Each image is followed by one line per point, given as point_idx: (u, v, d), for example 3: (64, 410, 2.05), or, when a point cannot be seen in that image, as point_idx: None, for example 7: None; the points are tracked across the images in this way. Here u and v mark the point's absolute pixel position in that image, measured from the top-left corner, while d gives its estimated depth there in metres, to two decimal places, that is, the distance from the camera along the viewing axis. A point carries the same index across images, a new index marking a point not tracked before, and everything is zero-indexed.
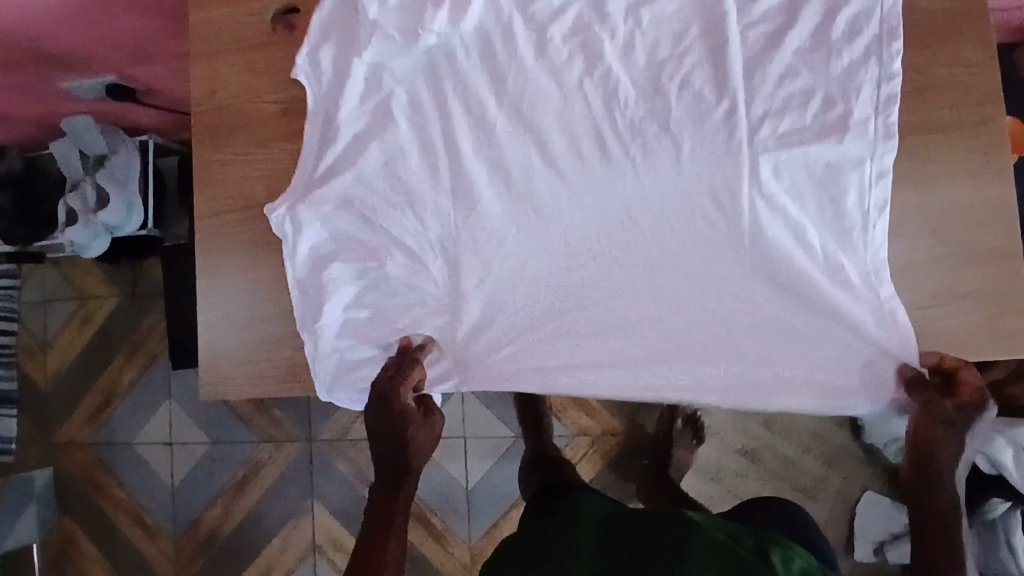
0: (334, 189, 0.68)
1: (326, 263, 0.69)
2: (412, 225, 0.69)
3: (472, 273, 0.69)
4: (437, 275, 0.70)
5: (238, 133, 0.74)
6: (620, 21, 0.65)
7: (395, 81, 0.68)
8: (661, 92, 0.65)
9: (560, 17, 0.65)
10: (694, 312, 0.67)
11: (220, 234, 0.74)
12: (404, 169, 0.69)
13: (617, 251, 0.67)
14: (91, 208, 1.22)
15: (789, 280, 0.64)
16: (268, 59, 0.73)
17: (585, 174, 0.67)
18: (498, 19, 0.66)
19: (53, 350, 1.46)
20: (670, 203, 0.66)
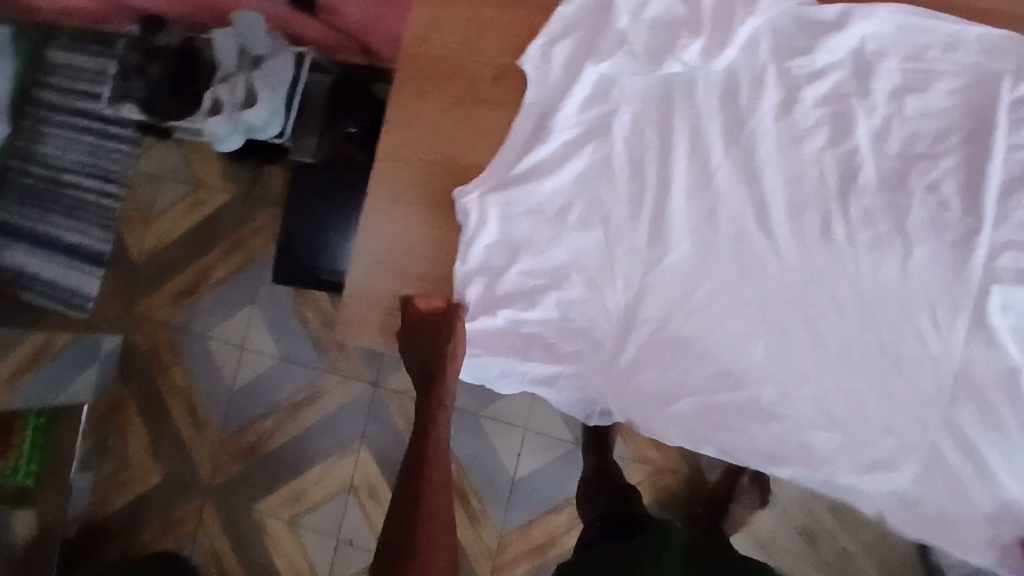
0: (537, 192, 0.64)
1: (503, 264, 0.65)
2: (596, 247, 0.63)
3: (648, 321, 0.62)
4: (609, 306, 0.63)
5: (447, 84, 0.72)
6: (882, 105, 0.60)
7: (625, 97, 0.64)
8: (906, 191, 0.59)
9: (819, 80, 0.61)
10: (875, 435, 0.61)
11: (399, 176, 0.72)
12: (610, 188, 0.63)
13: (813, 347, 0.60)
14: (238, 105, 1.21)
15: (983, 420, 0.59)
16: (496, 19, 0.71)
17: (798, 256, 0.60)
18: (752, 66, 0.62)
19: (155, 223, 1.48)
20: (884, 313, 0.59)
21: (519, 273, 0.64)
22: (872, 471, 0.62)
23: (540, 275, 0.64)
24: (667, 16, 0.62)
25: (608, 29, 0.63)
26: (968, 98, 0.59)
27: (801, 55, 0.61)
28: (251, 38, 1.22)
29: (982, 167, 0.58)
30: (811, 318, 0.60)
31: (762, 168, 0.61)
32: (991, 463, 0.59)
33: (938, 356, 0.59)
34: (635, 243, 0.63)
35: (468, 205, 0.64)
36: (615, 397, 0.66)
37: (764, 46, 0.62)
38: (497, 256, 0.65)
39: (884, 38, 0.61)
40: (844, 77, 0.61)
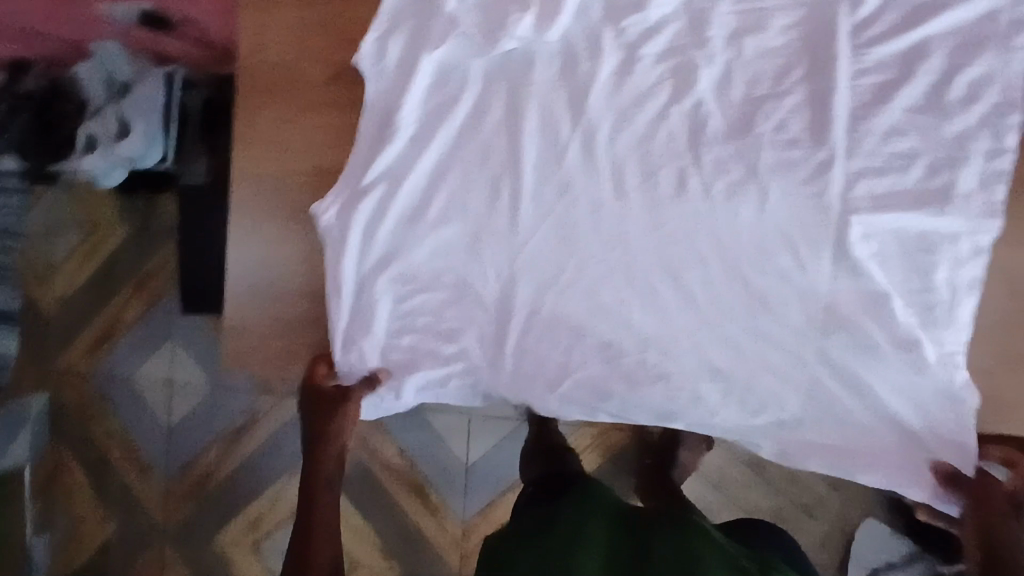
0: (398, 200, 0.64)
1: (376, 274, 0.66)
2: (465, 240, 0.64)
3: (524, 300, 0.64)
4: (487, 292, 0.65)
5: (285, 92, 0.68)
6: (717, 51, 0.61)
7: (470, 83, 0.64)
8: (754, 134, 0.61)
9: (654, 37, 0.62)
10: (759, 376, 0.63)
11: (256, 196, 0.69)
12: (470, 177, 0.64)
13: (685, 301, 0.62)
14: (111, 138, 1.17)
15: (856, 337, 0.61)
16: (325, 16, 0.67)
17: (658, 215, 0.62)
18: (589, 32, 0.63)
19: (59, 273, 1.42)
20: (749, 258, 0.61)
21: (393, 277, 0.66)
22: (760, 413, 0.65)
23: (416, 274, 0.65)
24: None
25: (436, 16, 0.63)
26: (805, 32, 0.61)
27: (631, 13, 0.62)
28: (112, 66, 1.18)
29: (827, 100, 0.60)
30: (678, 272, 0.62)
31: (615, 132, 0.62)
32: (872, 382, 0.62)
33: (806, 286, 0.61)
34: (501, 228, 0.63)
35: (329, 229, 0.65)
36: (511, 383, 0.69)
37: (597, 11, 0.62)
38: (369, 271, 0.66)
39: None
40: (681, 32, 0.62)
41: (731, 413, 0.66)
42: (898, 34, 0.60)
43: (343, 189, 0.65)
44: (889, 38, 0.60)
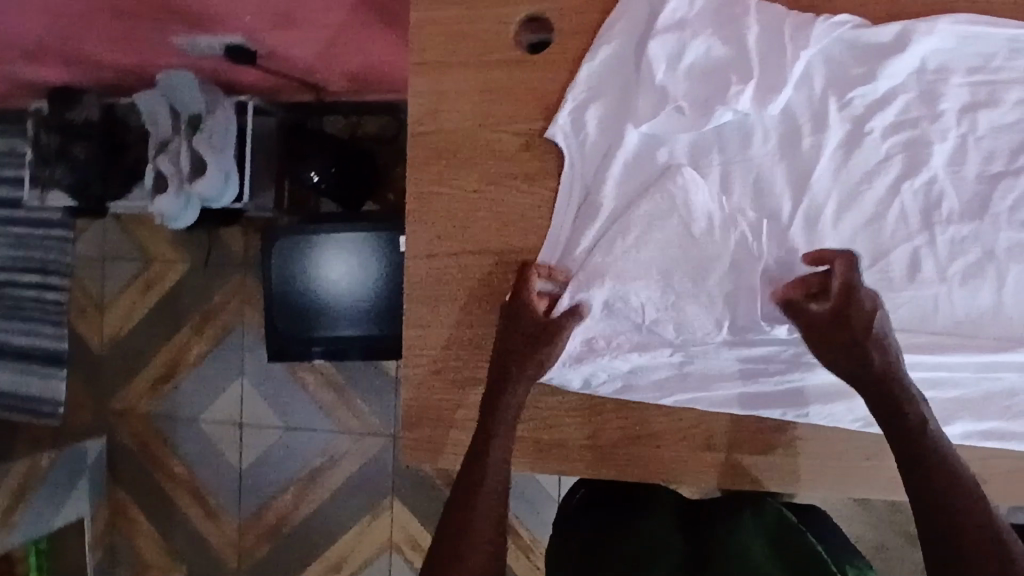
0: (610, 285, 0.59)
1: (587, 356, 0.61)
2: (678, 326, 0.59)
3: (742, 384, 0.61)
4: (700, 376, 0.62)
5: (469, 164, 0.63)
6: (950, 126, 0.57)
7: (671, 156, 0.60)
8: (991, 215, 0.57)
9: (882, 109, 0.57)
10: (991, 455, 0.60)
11: (438, 274, 0.64)
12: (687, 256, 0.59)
13: (918, 386, 0.59)
14: (184, 176, 1.09)
15: None
16: (511, 79, 0.62)
17: (888, 302, 0.58)
18: (812, 105, 0.58)
19: (112, 310, 1.35)
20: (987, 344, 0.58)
21: (601, 367, 0.61)
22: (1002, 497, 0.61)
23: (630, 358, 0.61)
24: (708, 63, 0.57)
25: (644, 88, 0.58)
26: None
27: (859, 84, 0.57)
28: (182, 98, 1.09)
29: None
30: (924, 362, 0.58)
31: (841, 209, 0.58)
32: None
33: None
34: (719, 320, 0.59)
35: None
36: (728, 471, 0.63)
37: (819, 84, 0.57)
38: (576, 359, 0.61)
39: (944, 52, 0.57)
40: (911, 104, 0.57)
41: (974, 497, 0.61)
42: None
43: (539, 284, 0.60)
44: None
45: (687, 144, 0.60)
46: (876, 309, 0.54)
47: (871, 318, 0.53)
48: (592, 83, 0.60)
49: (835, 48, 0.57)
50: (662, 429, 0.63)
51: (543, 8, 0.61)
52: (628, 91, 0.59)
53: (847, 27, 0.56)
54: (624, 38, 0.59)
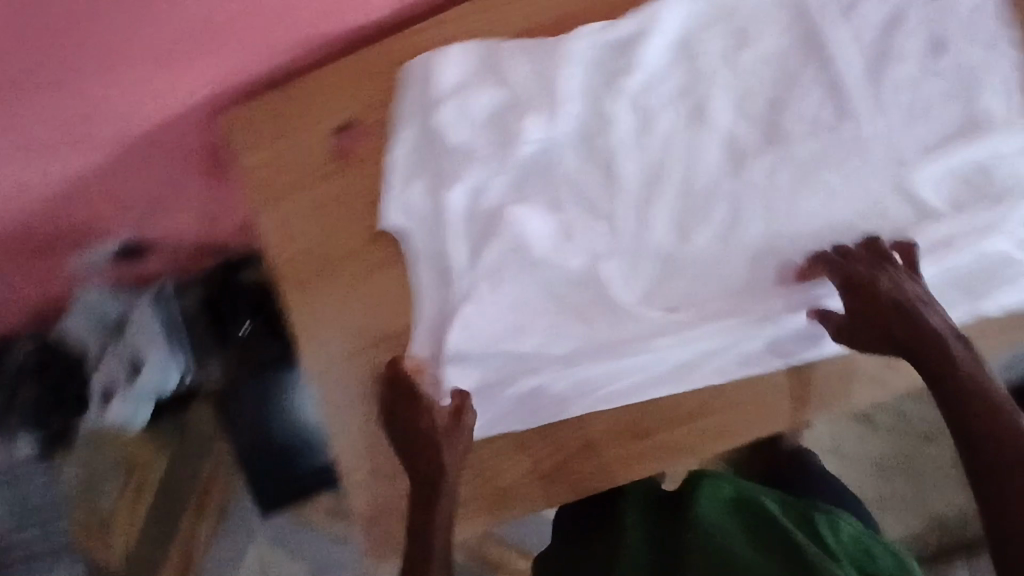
0: (474, 323, 0.63)
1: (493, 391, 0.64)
2: (558, 340, 0.63)
3: (647, 369, 0.63)
4: (604, 377, 0.63)
5: (331, 270, 0.67)
6: (721, 76, 0.62)
7: (500, 199, 0.64)
8: (788, 136, 0.61)
9: (657, 84, 0.62)
10: None
11: (344, 379, 0.68)
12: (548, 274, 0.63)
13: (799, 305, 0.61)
14: (125, 379, 1.13)
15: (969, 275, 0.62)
16: (340, 186, 0.67)
17: (737, 246, 0.61)
18: (595, 105, 0.62)
19: (110, 531, 1.31)
20: (840, 245, 0.61)
21: (516, 405, 0.64)
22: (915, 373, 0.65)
23: (540, 389, 0.64)
24: (492, 108, 0.63)
25: (448, 151, 0.64)
26: (792, 26, 0.61)
27: (627, 73, 0.62)
28: (97, 310, 1.13)
29: (839, 79, 0.61)
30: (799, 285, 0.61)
31: (659, 182, 0.62)
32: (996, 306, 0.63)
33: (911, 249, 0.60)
34: (602, 325, 0.62)
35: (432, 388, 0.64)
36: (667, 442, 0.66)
37: (594, 85, 0.62)
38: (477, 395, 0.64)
39: (689, 16, 0.62)
40: (680, 70, 0.62)
41: (893, 377, 0.65)
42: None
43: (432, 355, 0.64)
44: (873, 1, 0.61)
45: (507, 179, 0.64)
46: (892, 285, 0.57)
47: (897, 297, 0.57)
48: (406, 161, 0.65)
49: (595, 50, 0.62)
50: (591, 436, 0.66)
51: (343, 116, 0.67)
52: (439, 156, 0.64)
53: (596, 31, 0.62)
54: (416, 114, 0.65)
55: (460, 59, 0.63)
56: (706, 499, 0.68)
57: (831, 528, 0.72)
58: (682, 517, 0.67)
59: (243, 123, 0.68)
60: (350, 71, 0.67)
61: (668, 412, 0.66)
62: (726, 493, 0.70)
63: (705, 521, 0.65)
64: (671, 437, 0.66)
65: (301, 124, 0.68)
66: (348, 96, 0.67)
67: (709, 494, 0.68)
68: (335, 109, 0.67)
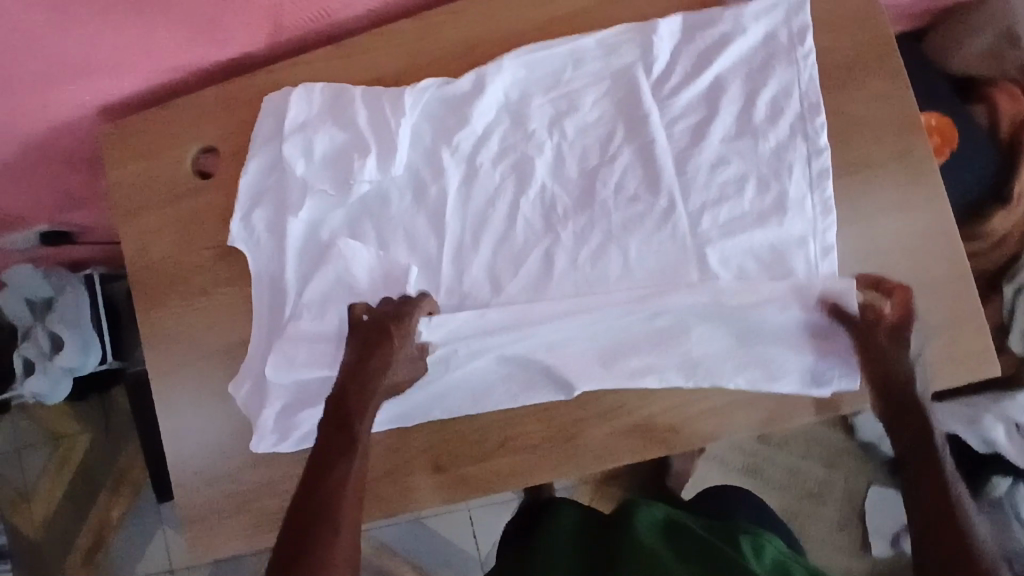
0: (289, 346, 0.67)
1: (299, 411, 0.68)
2: None
3: (452, 404, 0.67)
4: (410, 409, 0.67)
5: (181, 282, 0.72)
6: (544, 141, 0.66)
7: (334, 231, 0.68)
8: (598, 203, 0.65)
9: (484, 143, 0.66)
10: (684, 402, 0.67)
11: (182, 383, 0.73)
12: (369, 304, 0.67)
13: (600, 356, 0.65)
14: (47, 354, 1.18)
15: (765, 353, 0.64)
16: (196, 204, 0.73)
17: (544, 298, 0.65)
18: (426, 156, 0.67)
19: (34, 498, 1.41)
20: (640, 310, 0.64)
21: (316, 428, 0.68)
22: (710, 439, 0.68)
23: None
24: (334, 147, 0.67)
25: (291, 181, 0.68)
26: (614, 101, 0.66)
27: (458, 130, 0.66)
28: (29, 288, 1.18)
29: (650, 152, 0.65)
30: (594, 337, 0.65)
31: (477, 237, 0.66)
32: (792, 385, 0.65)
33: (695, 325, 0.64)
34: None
35: (246, 405, 0.69)
36: (466, 478, 0.68)
37: (428, 136, 0.67)
38: (292, 411, 0.68)
39: (520, 81, 0.66)
40: (508, 131, 0.66)
41: (689, 439, 0.68)
42: (691, 81, 0.65)
43: (254, 369, 0.69)
44: (689, 83, 0.65)
45: (343, 217, 0.68)
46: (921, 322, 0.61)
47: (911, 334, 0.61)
48: (252, 189, 0.70)
49: (432, 106, 0.67)
50: (396, 461, 0.69)
51: (207, 140, 0.72)
52: (280, 189, 0.69)
53: (433, 87, 0.66)
54: (268, 148, 0.69)
55: (311, 100, 0.68)
56: (640, 523, 0.66)
57: (756, 547, 0.66)
58: (626, 544, 0.63)
59: (117, 133, 0.73)
60: (216, 101, 0.72)
61: (467, 446, 0.68)
62: (658, 517, 0.68)
63: (645, 548, 0.62)
64: (472, 470, 0.68)
65: (167, 143, 0.73)
66: (213, 123, 0.72)
67: (642, 519, 0.66)
68: (200, 133, 0.72)
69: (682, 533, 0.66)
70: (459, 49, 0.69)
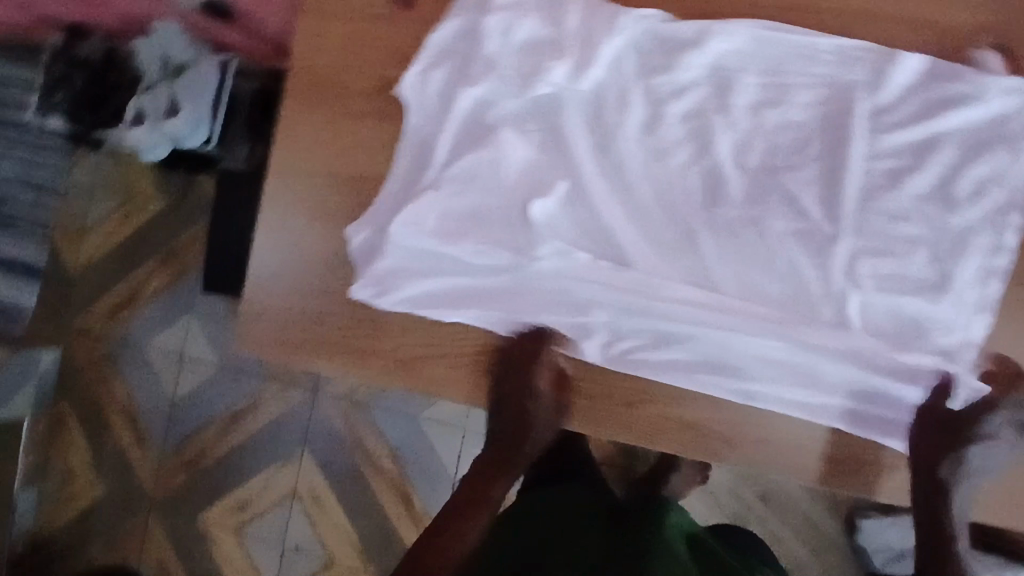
0: (416, 208, 0.66)
1: (400, 271, 0.68)
2: (466, 258, 0.67)
3: (536, 324, 0.67)
4: (497, 312, 0.67)
5: (335, 96, 0.72)
6: (740, 120, 0.64)
7: (500, 115, 0.67)
8: (767, 204, 0.63)
9: (680, 96, 0.65)
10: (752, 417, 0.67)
11: (294, 190, 0.73)
12: (503, 197, 0.66)
13: (700, 346, 0.64)
14: (161, 115, 1.20)
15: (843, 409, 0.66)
16: (380, 30, 0.72)
17: (674, 264, 0.64)
18: (620, 83, 0.66)
19: (89, 238, 1.47)
20: (763, 320, 0.62)
21: (416, 295, 0.68)
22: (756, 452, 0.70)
23: (440, 290, 0.68)
24: (535, 38, 0.66)
25: (478, 54, 0.67)
26: (824, 112, 0.63)
27: (662, 72, 0.65)
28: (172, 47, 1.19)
29: (840, 177, 0.62)
30: (695, 331, 0.64)
31: (627, 190, 0.65)
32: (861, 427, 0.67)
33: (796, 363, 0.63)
34: (525, 266, 0.66)
35: (361, 251, 0.68)
36: (520, 390, 0.70)
37: (630, 66, 0.65)
38: (398, 272, 0.68)
39: (741, 53, 0.64)
40: (709, 94, 0.64)
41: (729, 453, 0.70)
42: (913, 126, 0.62)
43: (376, 217, 0.68)
44: (908, 128, 0.62)
45: (513, 106, 0.67)
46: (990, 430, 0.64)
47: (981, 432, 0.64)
48: (438, 45, 0.69)
49: (643, 39, 0.65)
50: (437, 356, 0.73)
51: None
52: (463, 56, 0.68)
53: (653, 20, 0.65)
54: (468, 12, 0.68)
55: None
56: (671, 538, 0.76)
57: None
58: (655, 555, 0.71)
59: None
60: None
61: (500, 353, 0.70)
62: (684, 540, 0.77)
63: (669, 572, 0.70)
64: (513, 385, 0.70)
65: None
66: None
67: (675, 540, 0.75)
68: None
69: (701, 543, 0.78)
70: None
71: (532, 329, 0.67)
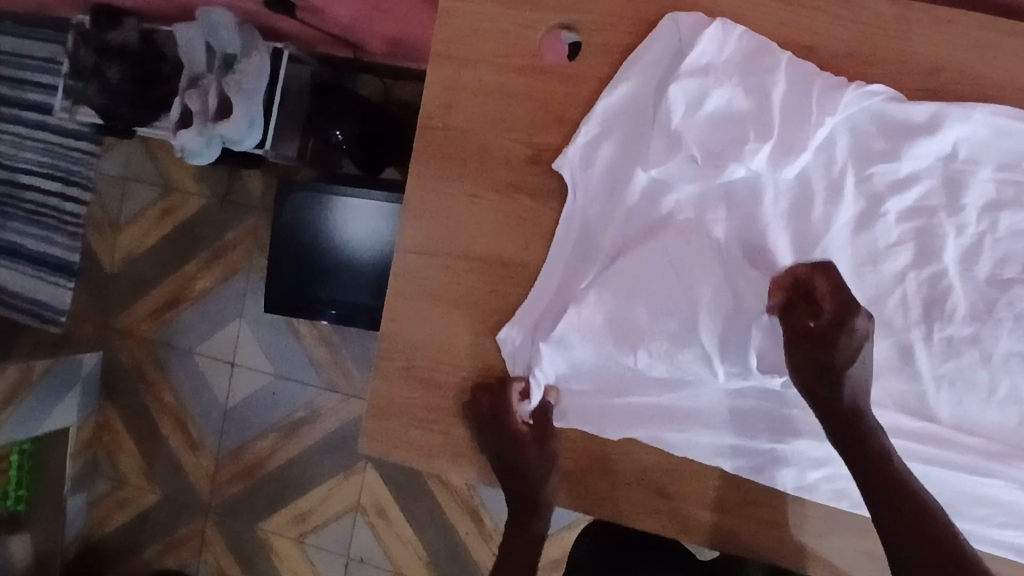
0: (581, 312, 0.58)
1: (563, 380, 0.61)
2: (634, 368, 0.59)
3: (715, 444, 0.59)
4: (675, 432, 0.60)
5: (476, 166, 0.62)
6: (968, 223, 0.55)
7: (682, 201, 0.58)
8: (993, 320, 0.56)
9: (902, 191, 0.55)
10: None
11: (429, 274, 0.64)
12: (682, 301, 0.58)
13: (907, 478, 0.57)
14: (209, 115, 1.08)
15: None
16: (530, 87, 0.61)
17: (881, 386, 0.57)
18: (829, 171, 0.56)
19: (125, 230, 1.35)
20: (979, 451, 0.56)
21: (581, 407, 0.61)
22: None
23: (610, 403, 0.61)
24: (728, 112, 0.55)
25: (659, 129, 0.56)
26: None
27: (881, 160, 0.55)
28: (219, 37, 1.07)
29: None
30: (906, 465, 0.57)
31: None
32: None
33: (1013, 508, 0.56)
34: (707, 385, 0.59)
35: (512, 357, 0.61)
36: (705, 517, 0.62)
37: (842, 151, 0.56)
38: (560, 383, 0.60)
39: (977, 143, 0.55)
40: (935, 190, 0.55)
41: None
42: None
43: (530, 316, 0.61)
44: None
45: (695, 193, 0.58)
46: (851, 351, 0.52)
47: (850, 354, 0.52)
48: (608, 114, 0.59)
49: (859, 119, 0.55)
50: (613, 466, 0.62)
51: (572, 20, 0.59)
52: (641, 132, 0.58)
53: (880, 98, 0.55)
54: (646, 76, 0.58)
55: (723, 44, 0.56)
56: None
57: None
58: None
59: None
60: None
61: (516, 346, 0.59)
62: None
63: None
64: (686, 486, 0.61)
65: (529, 4, 0.60)
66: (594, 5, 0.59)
67: None
68: (571, 10, 0.59)
69: None
70: (918, 67, 0.56)
71: (715, 451, 0.59)
